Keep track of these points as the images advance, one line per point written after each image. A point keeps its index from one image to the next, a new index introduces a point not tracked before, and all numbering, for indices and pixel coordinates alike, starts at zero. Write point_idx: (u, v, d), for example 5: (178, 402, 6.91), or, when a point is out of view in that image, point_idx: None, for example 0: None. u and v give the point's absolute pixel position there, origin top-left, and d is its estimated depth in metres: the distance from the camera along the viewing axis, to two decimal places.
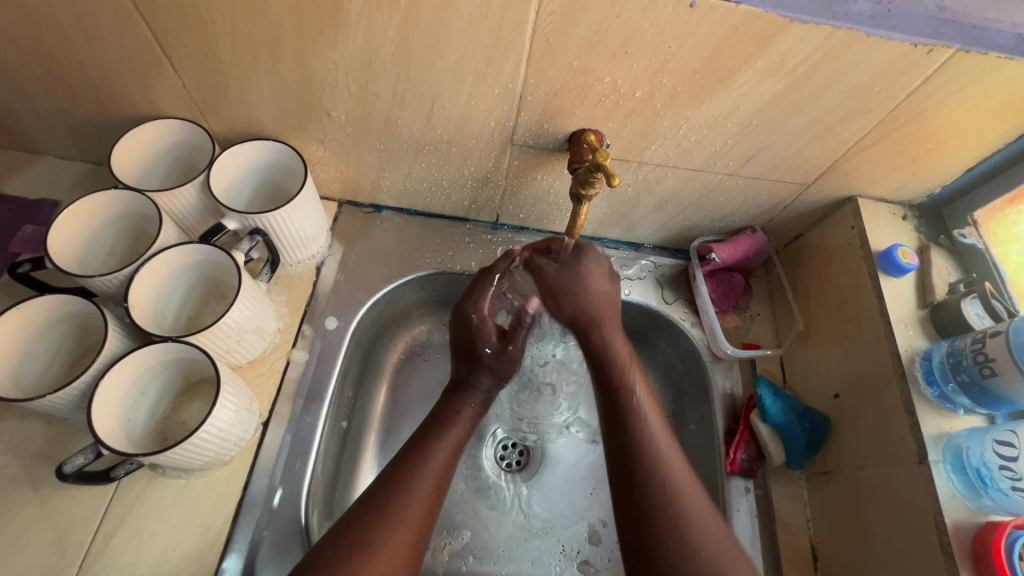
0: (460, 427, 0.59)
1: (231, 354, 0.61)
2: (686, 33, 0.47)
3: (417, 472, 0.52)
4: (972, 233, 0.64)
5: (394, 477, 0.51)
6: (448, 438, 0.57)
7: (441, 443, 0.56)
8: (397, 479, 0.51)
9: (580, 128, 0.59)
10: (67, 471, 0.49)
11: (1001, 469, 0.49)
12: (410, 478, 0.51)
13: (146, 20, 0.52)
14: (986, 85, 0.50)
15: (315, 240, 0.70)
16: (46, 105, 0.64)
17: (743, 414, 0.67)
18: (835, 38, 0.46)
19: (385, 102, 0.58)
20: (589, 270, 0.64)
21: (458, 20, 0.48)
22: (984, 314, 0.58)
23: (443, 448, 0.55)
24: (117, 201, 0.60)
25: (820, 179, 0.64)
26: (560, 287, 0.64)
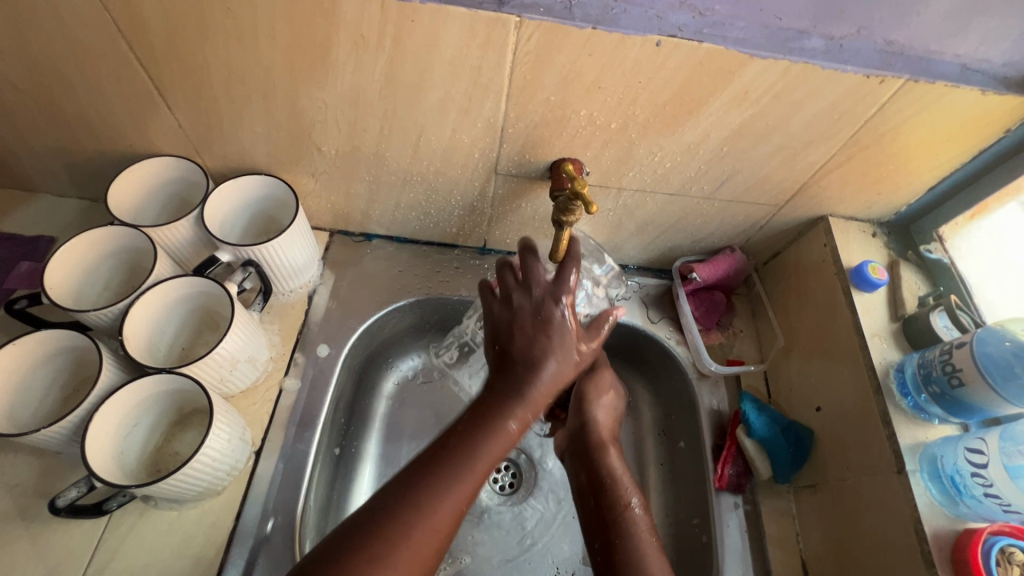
0: (514, 424, 0.51)
1: (224, 384, 0.62)
2: (655, 69, 0.50)
3: (461, 476, 0.48)
4: (937, 249, 0.67)
5: (449, 450, 0.49)
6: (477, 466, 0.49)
7: (490, 440, 0.50)
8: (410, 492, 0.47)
9: (560, 157, 0.61)
10: (60, 505, 0.50)
11: (974, 476, 0.50)
12: (462, 465, 0.49)
13: (144, 65, 0.54)
14: (939, 111, 0.53)
15: (307, 269, 0.72)
16: (45, 146, 0.66)
17: (729, 430, 0.69)
18: (793, 72, 0.49)
19: (374, 137, 0.60)
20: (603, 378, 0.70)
21: (441, 61, 0.51)
22: (952, 326, 0.61)
23: (491, 453, 0.50)
24: (114, 237, 0.61)
25: (792, 200, 0.67)
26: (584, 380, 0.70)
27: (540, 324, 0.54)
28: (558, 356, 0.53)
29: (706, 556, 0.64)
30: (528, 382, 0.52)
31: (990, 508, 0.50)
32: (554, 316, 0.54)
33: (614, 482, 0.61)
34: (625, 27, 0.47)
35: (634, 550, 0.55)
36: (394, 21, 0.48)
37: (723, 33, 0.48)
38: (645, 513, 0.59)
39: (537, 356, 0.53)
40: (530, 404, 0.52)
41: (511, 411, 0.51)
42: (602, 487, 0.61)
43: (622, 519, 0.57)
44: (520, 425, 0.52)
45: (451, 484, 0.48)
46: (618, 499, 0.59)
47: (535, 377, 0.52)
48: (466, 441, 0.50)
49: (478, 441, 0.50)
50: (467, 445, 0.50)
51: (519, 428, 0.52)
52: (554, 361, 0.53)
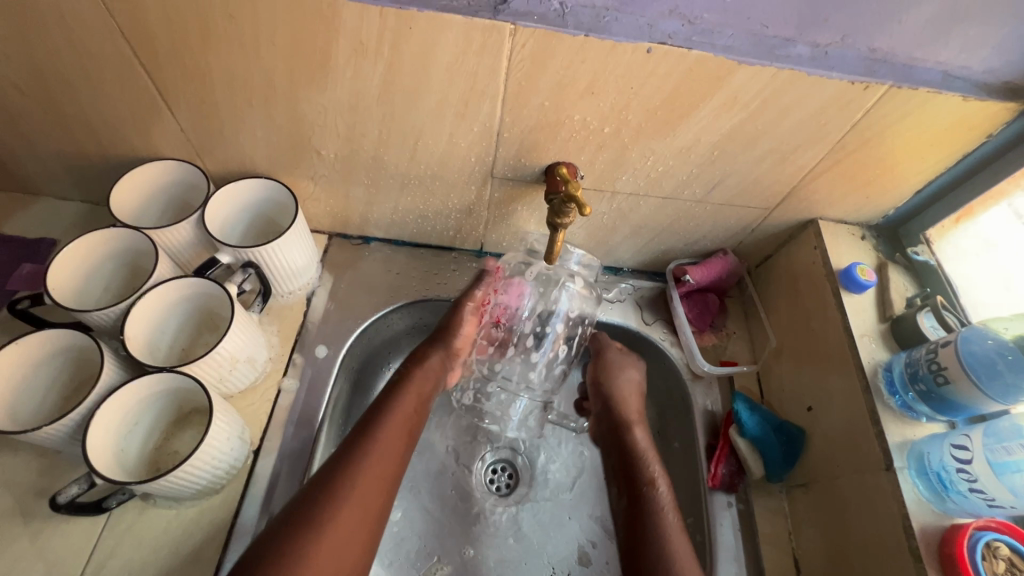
0: (411, 395, 0.65)
1: (223, 384, 0.63)
2: (646, 76, 0.52)
3: (371, 447, 0.57)
4: (925, 251, 0.68)
5: (359, 434, 0.59)
6: (377, 453, 0.57)
7: (396, 409, 0.63)
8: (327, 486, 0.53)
9: (555, 161, 0.63)
10: (60, 501, 0.50)
11: (959, 472, 0.51)
12: (372, 441, 0.58)
13: (148, 71, 0.56)
14: (923, 116, 0.55)
15: (307, 271, 0.73)
16: (49, 150, 0.67)
17: (722, 430, 0.69)
18: (780, 78, 0.51)
19: (372, 141, 0.62)
20: (612, 359, 0.75)
21: (438, 67, 0.52)
22: (937, 326, 0.62)
23: (390, 430, 0.60)
24: (116, 239, 0.62)
25: (783, 204, 0.68)
26: (604, 361, 0.75)
27: (439, 338, 0.72)
28: (443, 350, 0.71)
29: (700, 555, 0.65)
30: (419, 366, 0.69)
31: (976, 503, 0.51)
32: (456, 329, 0.72)
33: (639, 463, 0.65)
34: (616, 34, 0.48)
35: (657, 524, 0.59)
36: (392, 28, 0.49)
37: (712, 41, 0.49)
38: (670, 496, 0.62)
39: (425, 353, 0.70)
40: (422, 386, 0.67)
41: (409, 382, 0.66)
42: (630, 466, 0.65)
43: (646, 492, 0.62)
44: (417, 398, 0.66)
45: (360, 457, 0.56)
46: (643, 475, 0.64)
47: (427, 366, 0.69)
48: (380, 413, 0.62)
49: (384, 412, 0.62)
50: (376, 423, 0.60)
51: (415, 398, 0.65)
52: (440, 353, 0.71)
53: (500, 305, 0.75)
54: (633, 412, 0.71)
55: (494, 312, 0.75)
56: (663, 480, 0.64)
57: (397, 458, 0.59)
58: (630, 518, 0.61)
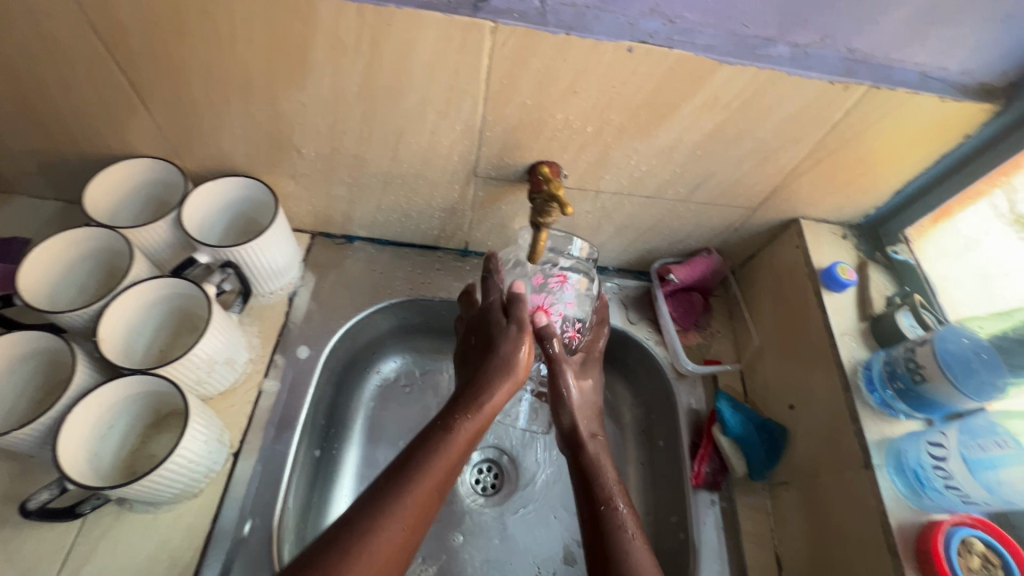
0: (457, 445, 0.55)
1: (202, 386, 0.62)
2: (627, 75, 0.51)
3: (401, 502, 0.50)
4: (903, 250, 0.69)
5: (390, 484, 0.51)
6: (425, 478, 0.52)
7: (433, 463, 0.53)
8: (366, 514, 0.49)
9: (538, 160, 0.62)
10: (30, 508, 0.49)
11: (934, 469, 0.52)
12: (402, 491, 0.50)
13: (122, 66, 0.54)
14: (901, 117, 0.55)
15: (288, 271, 0.72)
16: (21, 147, 0.65)
17: (705, 428, 0.70)
18: (761, 78, 0.51)
19: (353, 139, 0.61)
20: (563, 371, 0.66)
21: (419, 65, 0.52)
22: (916, 324, 0.63)
23: (421, 490, 0.51)
24: (90, 238, 0.61)
25: (765, 203, 0.68)
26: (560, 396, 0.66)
27: (498, 365, 0.60)
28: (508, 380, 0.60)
29: (684, 553, 0.65)
30: (473, 403, 0.58)
31: (952, 500, 0.52)
32: (517, 355, 0.60)
33: (597, 484, 0.59)
34: (597, 33, 0.48)
35: (621, 550, 0.54)
36: (372, 25, 0.48)
37: (693, 40, 0.49)
38: (631, 513, 0.57)
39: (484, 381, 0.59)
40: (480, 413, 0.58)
41: (461, 418, 0.56)
42: (587, 485, 0.60)
43: (604, 512, 0.56)
44: (471, 433, 0.57)
45: (392, 511, 0.49)
46: (600, 492, 0.59)
47: (483, 408, 0.57)
48: (422, 459, 0.53)
49: (424, 460, 0.53)
50: (414, 467, 0.52)
51: (466, 441, 0.56)
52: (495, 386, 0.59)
53: (556, 303, 0.68)
54: (592, 425, 0.66)
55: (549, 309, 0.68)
56: (626, 505, 0.58)
57: (423, 509, 0.51)
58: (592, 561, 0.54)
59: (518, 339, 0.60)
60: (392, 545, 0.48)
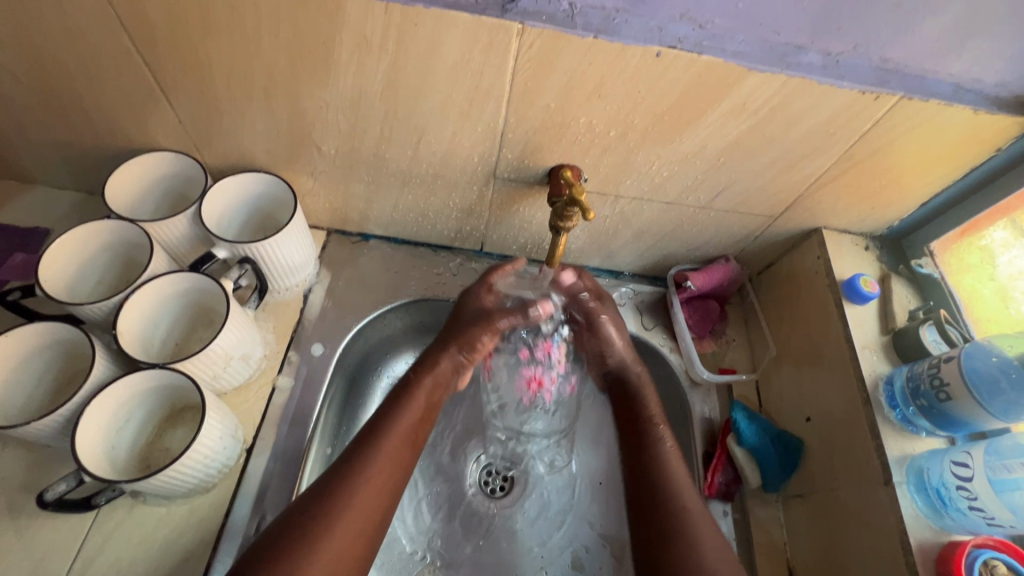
0: (417, 402, 0.60)
1: (217, 381, 0.62)
2: (654, 80, 0.51)
3: (367, 472, 0.52)
4: (928, 263, 0.68)
5: (359, 456, 0.54)
6: (387, 448, 0.55)
7: (400, 418, 0.58)
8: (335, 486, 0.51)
9: (559, 163, 0.62)
10: (48, 499, 0.49)
11: (959, 489, 0.51)
12: (371, 460, 0.53)
13: (146, 60, 0.54)
14: (931, 129, 0.54)
15: (304, 267, 0.71)
16: (43, 137, 0.66)
17: (720, 438, 0.69)
18: (790, 86, 0.50)
19: (374, 138, 0.61)
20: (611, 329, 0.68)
21: (442, 65, 0.51)
22: (940, 340, 0.62)
23: (393, 445, 0.55)
24: (110, 231, 0.61)
25: (787, 212, 0.68)
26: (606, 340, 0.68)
27: (459, 340, 0.65)
28: (461, 359, 0.65)
29: None
30: (428, 372, 0.63)
31: (975, 521, 0.51)
32: (478, 339, 0.65)
33: (640, 404, 0.65)
34: (626, 37, 0.47)
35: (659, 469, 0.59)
36: (398, 25, 0.48)
37: (723, 46, 0.48)
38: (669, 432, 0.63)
39: (446, 350, 0.65)
40: (436, 380, 0.63)
41: (420, 387, 0.61)
42: (631, 407, 0.65)
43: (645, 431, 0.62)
44: (425, 400, 0.61)
45: (360, 481, 0.52)
46: (644, 414, 0.64)
47: (437, 367, 0.63)
48: (388, 418, 0.58)
49: (389, 419, 0.57)
50: (382, 427, 0.56)
51: (425, 404, 0.61)
52: (456, 351, 0.65)
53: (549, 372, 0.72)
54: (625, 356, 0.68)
55: (541, 379, 0.73)
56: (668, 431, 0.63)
57: (392, 472, 0.54)
58: (630, 457, 0.62)
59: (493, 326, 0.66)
60: (358, 519, 0.50)
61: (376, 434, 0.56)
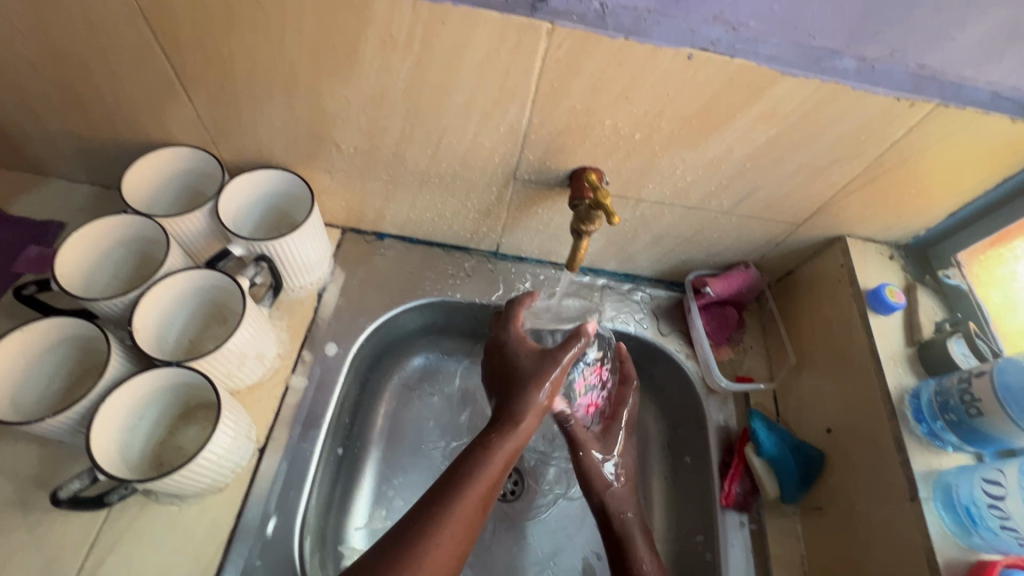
0: (494, 471, 0.56)
1: (231, 379, 0.61)
2: (684, 82, 0.50)
3: (449, 514, 0.51)
4: (956, 274, 0.67)
5: (439, 504, 0.52)
6: (476, 486, 0.54)
7: (477, 485, 0.54)
8: (431, 514, 0.51)
9: (581, 166, 0.61)
10: (61, 496, 0.49)
11: (990, 507, 0.50)
12: (444, 522, 0.51)
13: (167, 54, 0.54)
14: (966, 137, 0.53)
15: (318, 266, 0.71)
16: (60, 130, 0.65)
17: (737, 447, 0.68)
18: (823, 91, 0.49)
19: (394, 137, 0.60)
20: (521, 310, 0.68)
21: (469, 64, 0.50)
22: (970, 353, 0.61)
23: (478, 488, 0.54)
24: (127, 226, 0.61)
25: (811, 219, 0.66)
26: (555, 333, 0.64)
27: (523, 390, 0.61)
28: (535, 406, 0.60)
29: None
30: (508, 423, 0.59)
31: (1007, 541, 0.50)
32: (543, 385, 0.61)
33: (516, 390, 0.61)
34: (657, 39, 0.47)
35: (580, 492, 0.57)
36: (425, 22, 0.47)
37: (756, 49, 0.47)
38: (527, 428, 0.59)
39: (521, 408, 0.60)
40: (518, 431, 0.59)
41: (499, 439, 0.58)
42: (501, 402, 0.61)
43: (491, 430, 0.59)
44: (502, 458, 0.57)
45: (434, 534, 0.50)
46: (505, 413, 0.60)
47: (518, 424, 0.59)
48: (479, 457, 0.56)
49: (464, 480, 0.54)
50: (455, 491, 0.53)
51: (504, 460, 0.57)
52: (532, 405, 0.60)
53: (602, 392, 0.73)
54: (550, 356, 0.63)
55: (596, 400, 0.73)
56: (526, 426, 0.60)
57: (467, 533, 0.52)
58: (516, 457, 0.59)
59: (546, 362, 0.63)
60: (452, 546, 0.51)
61: (461, 474, 0.55)
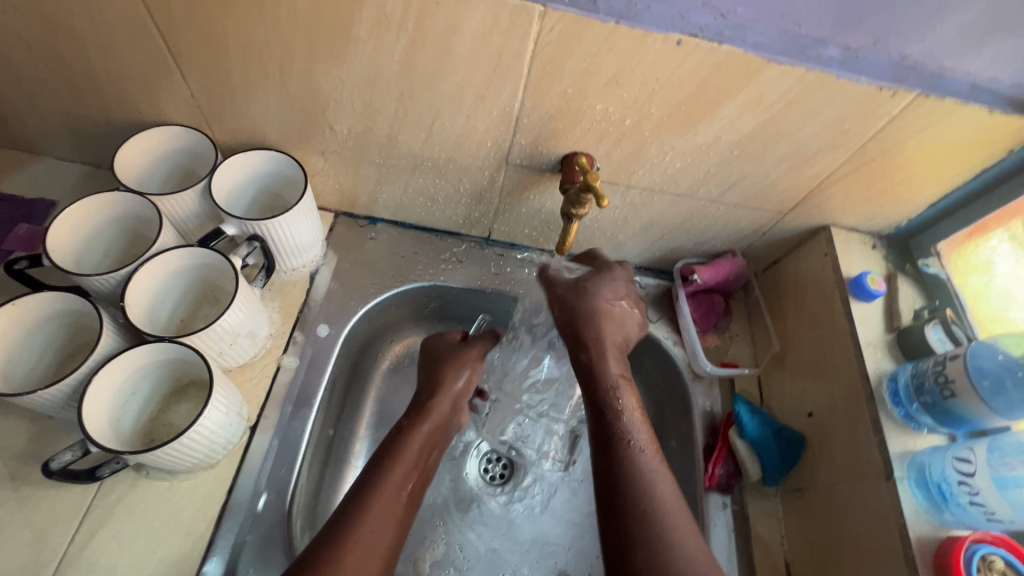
0: (418, 449, 0.57)
1: (222, 358, 0.61)
2: (673, 68, 0.51)
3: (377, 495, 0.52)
4: (935, 263, 0.68)
5: (369, 484, 0.53)
6: (398, 472, 0.54)
7: (392, 472, 0.54)
8: (357, 497, 0.51)
9: (572, 150, 0.62)
10: (53, 468, 0.49)
11: (960, 484, 0.51)
12: (370, 502, 0.51)
13: (161, 31, 0.54)
14: (946, 127, 0.54)
15: (311, 248, 0.71)
16: (51, 107, 0.65)
17: (721, 430, 0.69)
18: (808, 79, 0.50)
19: (387, 119, 0.60)
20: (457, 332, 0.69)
21: (462, 46, 0.51)
22: (945, 339, 0.63)
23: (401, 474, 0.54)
24: (120, 204, 0.61)
25: (796, 208, 0.68)
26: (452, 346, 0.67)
27: (433, 384, 0.63)
28: (451, 389, 0.63)
29: None
30: (428, 414, 0.60)
31: (975, 516, 0.52)
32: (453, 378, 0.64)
33: (429, 389, 0.63)
34: (647, 24, 0.47)
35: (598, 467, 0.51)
36: (419, 2, 0.48)
37: (744, 36, 0.48)
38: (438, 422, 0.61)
39: (442, 387, 0.63)
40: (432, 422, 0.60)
41: (418, 431, 0.59)
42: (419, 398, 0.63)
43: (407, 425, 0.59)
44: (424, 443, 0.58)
45: (363, 512, 0.50)
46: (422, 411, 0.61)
47: (435, 409, 0.61)
48: (398, 448, 0.57)
49: (387, 463, 0.55)
50: (378, 475, 0.53)
51: (421, 449, 0.58)
52: (446, 395, 0.63)
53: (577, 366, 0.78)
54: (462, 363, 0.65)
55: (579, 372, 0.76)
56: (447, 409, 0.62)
57: (404, 513, 0.53)
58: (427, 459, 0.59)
59: (459, 355, 0.66)
60: (380, 529, 0.50)
61: (387, 458, 0.55)
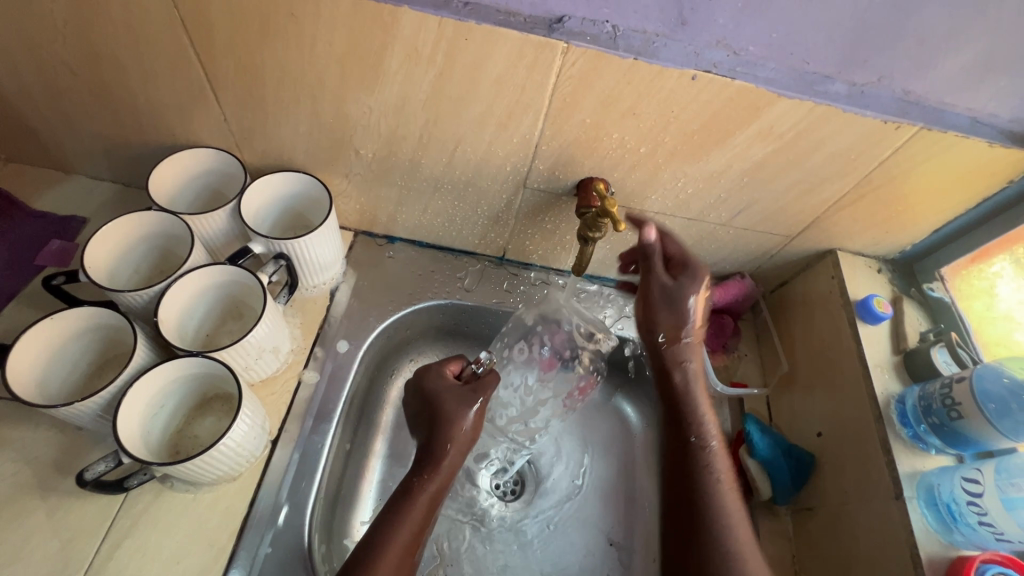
0: (423, 505, 0.57)
1: (248, 371, 0.63)
2: (687, 101, 0.53)
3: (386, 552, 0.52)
4: (939, 287, 0.71)
5: (377, 535, 0.53)
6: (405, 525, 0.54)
7: (399, 532, 0.54)
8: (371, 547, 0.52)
9: (588, 176, 0.64)
10: (87, 478, 0.50)
11: (969, 504, 0.53)
12: (380, 555, 0.51)
13: (202, 61, 0.57)
14: (948, 158, 0.57)
15: (333, 266, 0.73)
16: (89, 129, 0.68)
17: (731, 449, 0.70)
18: (816, 112, 0.53)
19: (412, 144, 0.63)
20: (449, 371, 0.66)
21: (487, 78, 0.54)
22: (951, 361, 0.64)
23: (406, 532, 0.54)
24: (152, 222, 0.63)
25: (803, 233, 0.70)
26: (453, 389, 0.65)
27: (439, 433, 0.61)
28: (454, 440, 0.61)
29: None
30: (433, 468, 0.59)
31: (984, 536, 0.53)
32: (460, 425, 0.62)
33: (433, 439, 0.61)
34: (664, 60, 0.50)
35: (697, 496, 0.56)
36: (449, 39, 0.51)
37: (755, 72, 0.51)
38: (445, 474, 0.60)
39: (445, 440, 0.61)
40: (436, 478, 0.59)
41: (423, 487, 0.58)
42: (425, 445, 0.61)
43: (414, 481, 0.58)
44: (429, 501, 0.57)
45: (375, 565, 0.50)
46: (426, 463, 0.60)
47: (441, 466, 0.59)
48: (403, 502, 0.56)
49: (393, 518, 0.55)
50: (385, 530, 0.53)
51: (426, 504, 0.57)
52: (451, 445, 0.61)
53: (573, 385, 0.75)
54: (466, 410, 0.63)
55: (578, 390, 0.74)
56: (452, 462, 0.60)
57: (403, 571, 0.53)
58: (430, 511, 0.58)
59: (468, 401, 0.63)
60: None
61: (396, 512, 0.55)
